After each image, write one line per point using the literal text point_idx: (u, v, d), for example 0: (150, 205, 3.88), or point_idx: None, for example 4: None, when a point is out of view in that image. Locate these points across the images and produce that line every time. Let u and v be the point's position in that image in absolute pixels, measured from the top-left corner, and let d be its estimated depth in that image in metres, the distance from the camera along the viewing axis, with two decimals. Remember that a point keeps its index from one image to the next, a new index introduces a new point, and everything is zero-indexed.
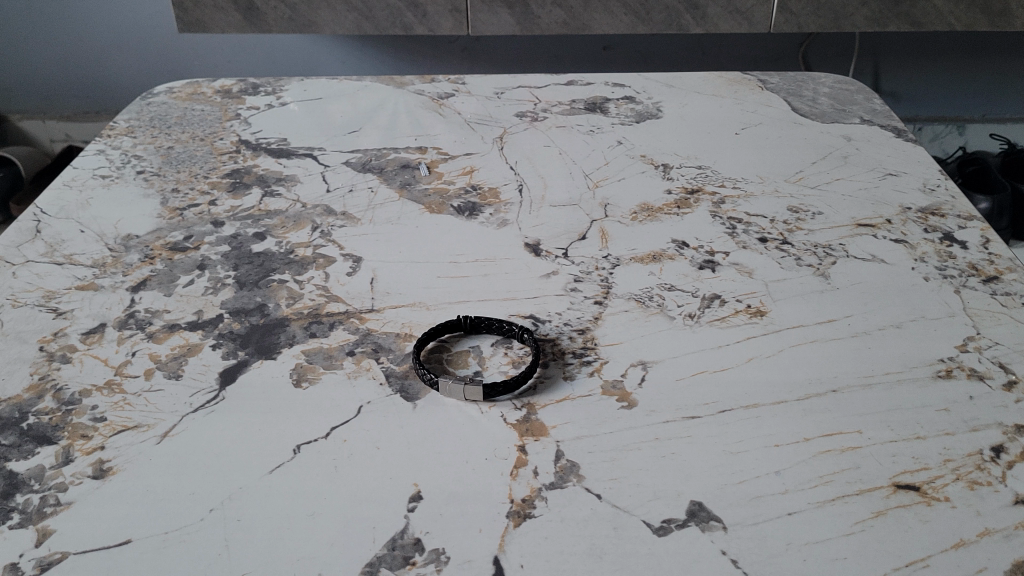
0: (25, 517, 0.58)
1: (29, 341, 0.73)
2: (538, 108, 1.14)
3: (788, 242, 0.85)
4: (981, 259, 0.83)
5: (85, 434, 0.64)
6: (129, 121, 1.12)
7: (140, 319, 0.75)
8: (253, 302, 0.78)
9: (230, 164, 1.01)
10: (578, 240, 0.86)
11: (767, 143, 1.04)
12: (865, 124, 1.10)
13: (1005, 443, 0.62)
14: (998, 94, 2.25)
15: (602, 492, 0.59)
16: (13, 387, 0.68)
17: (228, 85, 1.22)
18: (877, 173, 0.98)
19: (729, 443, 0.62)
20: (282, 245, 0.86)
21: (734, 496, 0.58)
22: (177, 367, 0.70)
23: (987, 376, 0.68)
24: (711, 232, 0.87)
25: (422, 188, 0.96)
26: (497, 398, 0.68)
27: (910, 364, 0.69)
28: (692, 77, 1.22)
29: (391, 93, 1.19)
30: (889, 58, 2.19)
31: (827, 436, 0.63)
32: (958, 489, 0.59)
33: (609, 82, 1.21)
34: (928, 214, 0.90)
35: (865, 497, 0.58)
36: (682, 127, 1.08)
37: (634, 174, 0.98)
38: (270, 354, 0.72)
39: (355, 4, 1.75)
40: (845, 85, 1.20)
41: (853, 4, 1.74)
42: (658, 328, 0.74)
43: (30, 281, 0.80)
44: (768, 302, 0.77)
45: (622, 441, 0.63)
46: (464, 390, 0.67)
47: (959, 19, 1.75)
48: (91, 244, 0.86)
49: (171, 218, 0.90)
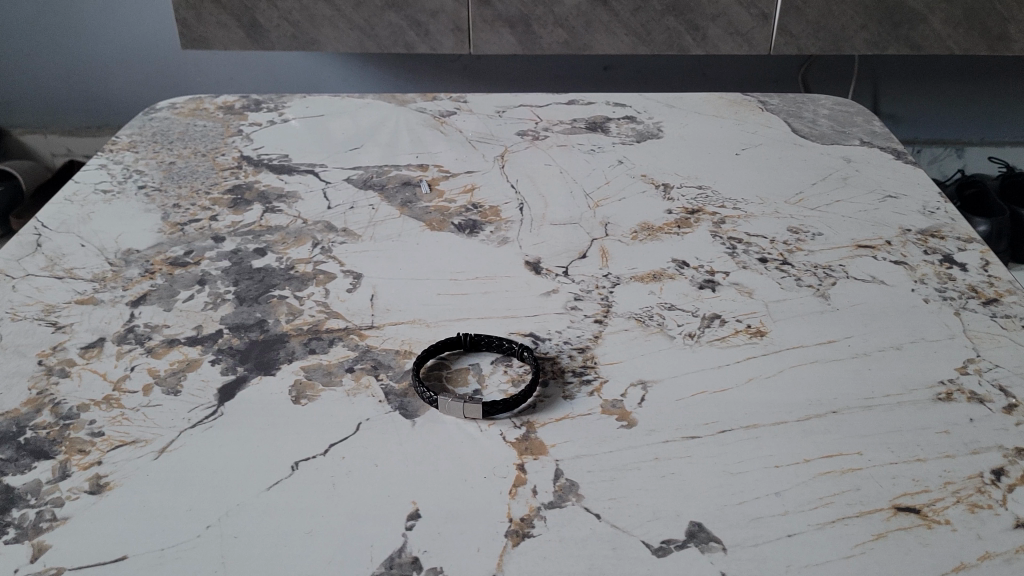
0: (21, 531, 0.57)
1: (28, 355, 0.73)
2: (540, 127, 1.15)
3: (788, 263, 0.85)
4: (981, 281, 0.83)
5: (83, 449, 0.64)
6: (131, 136, 1.12)
7: (139, 334, 0.75)
8: (253, 318, 0.78)
9: (231, 180, 1.01)
10: (578, 259, 0.86)
11: (767, 164, 1.05)
12: (865, 146, 1.10)
13: (1006, 466, 0.62)
14: (998, 118, 2.26)
15: (602, 511, 0.59)
16: (10, 402, 0.68)
17: (230, 102, 1.22)
18: (877, 194, 0.98)
19: (728, 463, 0.62)
20: (282, 261, 0.86)
21: (734, 516, 0.58)
22: (176, 382, 0.70)
23: (988, 399, 0.68)
24: (711, 252, 0.88)
25: (423, 206, 0.96)
26: (496, 415, 0.68)
27: (910, 386, 0.69)
28: (694, 98, 1.23)
29: (393, 111, 1.20)
30: (888, 81, 2.20)
31: (827, 457, 0.63)
32: (959, 512, 0.59)
33: (610, 102, 1.22)
34: (927, 236, 0.90)
35: (865, 519, 0.58)
36: (683, 148, 1.09)
37: (635, 194, 0.98)
38: (269, 370, 0.71)
39: (357, 21, 1.76)
40: (845, 107, 1.21)
41: (853, 27, 1.75)
42: (658, 347, 0.74)
43: (31, 294, 0.80)
44: (768, 322, 0.77)
45: (622, 460, 0.63)
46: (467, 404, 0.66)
47: (958, 43, 1.76)
48: (91, 258, 0.86)
49: (172, 232, 0.90)
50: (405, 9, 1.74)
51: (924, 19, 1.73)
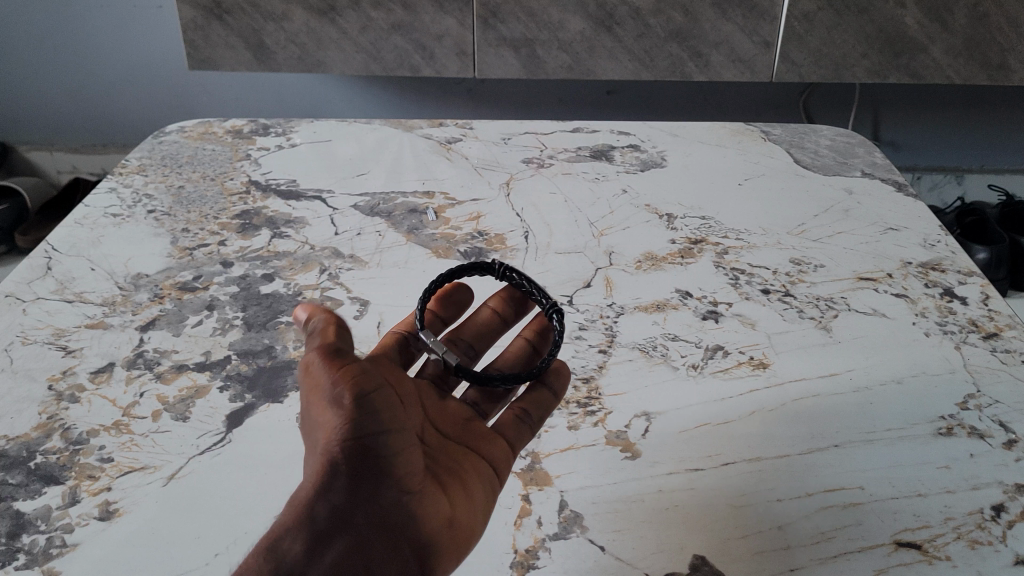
0: (32, 557, 0.58)
1: (38, 379, 0.73)
2: (545, 155, 1.16)
3: (791, 295, 0.86)
4: (981, 315, 0.84)
5: (93, 475, 0.64)
6: (141, 160, 1.13)
7: (148, 359, 0.76)
8: (261, 344, 0.78)
9: (240, 205, 1.02)
10: (582, 288, 0.87)
11: (770, 195, 1.06)
12: (866, 177, 1.11)
13: (1006, 502, 0.63)
14: (997, 146, 2.28)
15: (605, 543, 0.60)
16: (21, 427, 0.68)
17: (239, 126, 1.24)
18: (878, 226, 0.99)
19: (732, 497, 0.63)
20: (290, 287, 0.87)
21: (738, 550, 0.59)
22: (184, 409, 0.71)
23: (988, 435, 0.69)
24: (715, 282, 0.89)
25: (429, 233, 0.97)
26: (552, 323, 0.72)
27: (912, 421, 0.70)
28: (697, 127, 1.24)
29: (400, 136, 1.21)
30: (888, 108, 2.22)
31: (829, 491, 0.64)
32: (959, 548, 0.59)
33: (614, 130, 1.23)
34: (928, 269, 0.91)
35: (867, 555, 0.59)
36: (687, 177, 1.10)
37: (639, 223, 0.99)
38: (277, 397, 0.72)
39: (363, 45, 1.77)
40: (846, 138, 1.23)
41: (853, 56, 1.75)
42: (661, 378, 0.75)
43: (41, 319, 0.81)
44: (770, 354, 0.78)
45: (627, 492, 0.64)
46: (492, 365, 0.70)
47: (958, 73, 1.76)
48: (101, 283, 0.87)
49: (182, 257, 0.92)
50: (411, 33, 1.76)
51: (924, 49, 1.73)
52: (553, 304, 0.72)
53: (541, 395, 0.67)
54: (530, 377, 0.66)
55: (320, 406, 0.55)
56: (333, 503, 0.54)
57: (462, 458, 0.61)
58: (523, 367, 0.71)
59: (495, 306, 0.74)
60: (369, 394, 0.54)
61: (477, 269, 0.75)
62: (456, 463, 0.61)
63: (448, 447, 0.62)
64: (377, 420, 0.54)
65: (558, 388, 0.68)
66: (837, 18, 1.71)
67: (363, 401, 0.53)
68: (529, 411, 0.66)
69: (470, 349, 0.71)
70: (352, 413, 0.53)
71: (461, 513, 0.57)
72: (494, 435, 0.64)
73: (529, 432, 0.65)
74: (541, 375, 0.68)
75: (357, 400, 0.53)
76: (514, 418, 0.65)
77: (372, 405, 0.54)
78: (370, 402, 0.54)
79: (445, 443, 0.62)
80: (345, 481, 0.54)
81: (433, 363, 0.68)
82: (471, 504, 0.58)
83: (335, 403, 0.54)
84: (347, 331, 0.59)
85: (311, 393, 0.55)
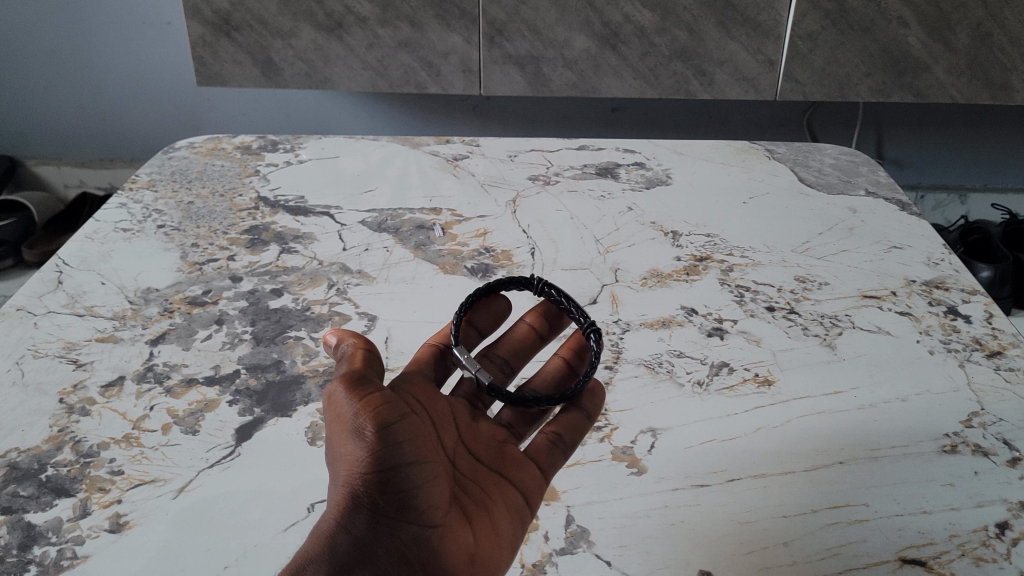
0: (43, 569, 0.59)
1: (49, 392, 0.74)
2: (551, 172, 1.17)
3: (795, 312, 0.87)
4: (984, 334, 0.84)
5: (103, 487, 0.65)
6: (151, 175, 1.14)
7: (158, 372, 0.77)
8: (270, 358, 0.79)
9: (249, 221, 1.03)
10: (589, 304, 0.88)
11: (774, 213, 1.07)
12: (870, 196, 1.12)
13: (1010, 519, 0.63)
14: (1000, 165, 2.28)
15: (612, 558, 0.60)
16: (31, 439, 0.69)
17: (248, 142, 1.25)
18: (881, 245, 1.00)
19: (738, 512, 0.64)
20: (299, 302, 0.88)
21: (743, 565, 0.60)
22: (194, 422, 0.71)
23: (992, 452, 0.69)
24: (721, 299, 0.89)
25: (436, 248, 0.98)
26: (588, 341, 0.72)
27: (917, 438, 0.71)
28: (702, 146, 1.25)
29: (407, 153, 1.22)
30: (891, 127, 2.23)
31: (834, 508, 0.64)
32: (964, 565, 0.59)
33: (620, 148, 1.25)
34: (932, 287, 0.92)
35: (872, 571, 0.59)
36: (693, 196, 1.11)
37: (645, 241, 1.00)
38: (286, 411, 0.73)
39: (369, 62, 1.79)
40: (849, 157, 1.24)
41: (858, 74, 1.76)
42: (667, 395, 0.75)
43: (52, 332, 0.82)
44: (775, 371, 0.78)
45: (633, 507, 0.64)
46: (527, 385, 0.70)
47: (961, 92, 1.77)
48: (111, 296, 0.88)
49: (191, 272, 0.92)
50: (418, 50, 1.77)
51: (927, 68, 1.74)
52: (590, 322, 0.72)
53: (573, 418, 0.66)
54: (563, 399, 0.66)
55: (343, 437, 0.55)
56: (355, 536, 0.54)
57: (492, 487, 0.62)
58: (557, 386, 0.71)
59: (532, 321, 0.74)
60: (392, 426, 0.54)
61: (516, 282, 0.76)
62: (486, 493, 0.61)
63: (479, 473, 0.63)
64: (399, 453, 0.54)
65: (590, 411, 0.67)
66: (840, 37, 1.72)
67: (386, 433, 0.54)
68: (562, 436, 0.66)
69: (506, 364, 0.72)
70: (374, 445, 0.53)
71: (484, 548, 0.58)
72: (524, 458, 0.64)
73: (562, 455, 0.65)
74: (575, 398, 0.67)
75: (379, 431, 0.53)
76: (546, 442, 0.65)
77: (394, 437, 0.54)
78: (393, 433, 0.54)
79: (478, 469, 0.63)
80: (366, 515, 0.54)
81: (467, 382, 0.68)
82: (495, 538, 0.58)
83: (357, 434, 0.54)
84: (374, 356, 0.61)
85: (334, 422, 0.56)
